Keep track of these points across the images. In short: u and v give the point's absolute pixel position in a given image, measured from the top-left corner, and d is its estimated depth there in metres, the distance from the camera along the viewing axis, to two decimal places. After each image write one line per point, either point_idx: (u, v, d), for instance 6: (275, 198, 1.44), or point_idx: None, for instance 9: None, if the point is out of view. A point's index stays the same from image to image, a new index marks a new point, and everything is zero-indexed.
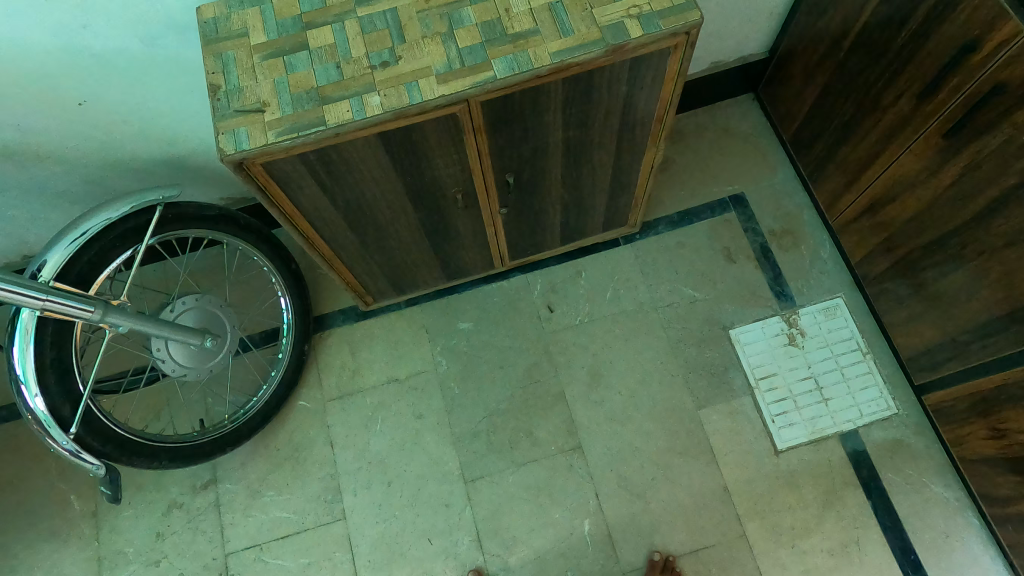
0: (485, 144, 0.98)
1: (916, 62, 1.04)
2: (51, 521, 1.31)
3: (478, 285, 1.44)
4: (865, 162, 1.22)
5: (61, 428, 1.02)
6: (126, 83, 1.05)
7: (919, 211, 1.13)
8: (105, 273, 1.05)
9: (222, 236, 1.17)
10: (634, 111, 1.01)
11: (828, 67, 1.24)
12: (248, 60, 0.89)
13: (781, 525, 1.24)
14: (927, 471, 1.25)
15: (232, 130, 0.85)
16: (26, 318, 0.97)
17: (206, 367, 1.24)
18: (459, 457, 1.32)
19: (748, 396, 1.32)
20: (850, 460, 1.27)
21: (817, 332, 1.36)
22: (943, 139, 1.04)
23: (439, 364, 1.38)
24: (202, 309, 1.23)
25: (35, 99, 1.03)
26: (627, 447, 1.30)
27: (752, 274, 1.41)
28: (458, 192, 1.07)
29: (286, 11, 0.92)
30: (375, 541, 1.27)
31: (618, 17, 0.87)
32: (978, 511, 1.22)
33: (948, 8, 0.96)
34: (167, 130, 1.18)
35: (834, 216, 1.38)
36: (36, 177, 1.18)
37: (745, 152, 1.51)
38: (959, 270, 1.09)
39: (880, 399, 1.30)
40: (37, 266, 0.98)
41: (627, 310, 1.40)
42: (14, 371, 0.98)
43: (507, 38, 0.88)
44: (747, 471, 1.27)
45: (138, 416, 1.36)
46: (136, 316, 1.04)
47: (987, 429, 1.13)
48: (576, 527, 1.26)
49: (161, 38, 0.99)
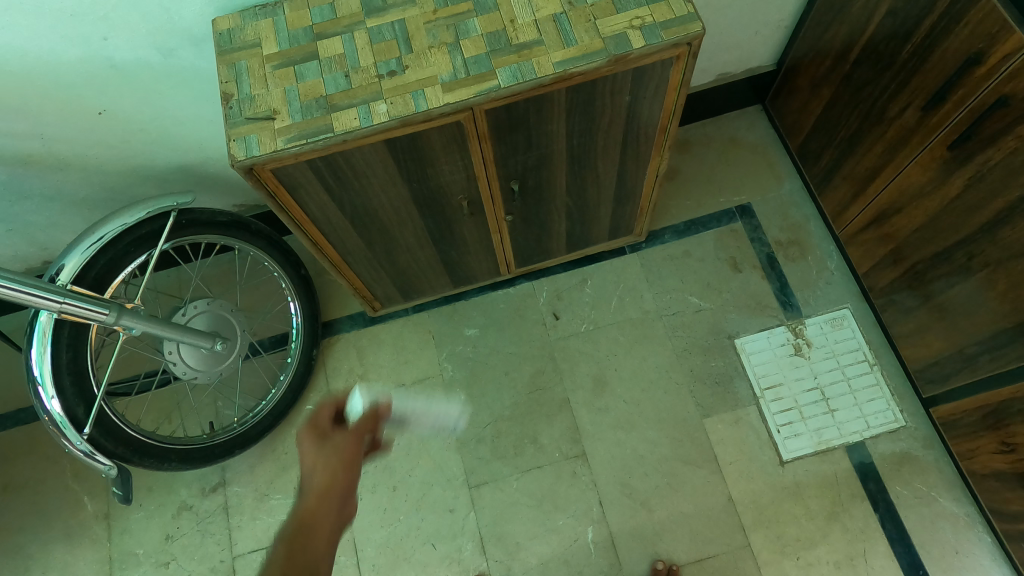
0: (490, 152, 0.99)
1: (921, 74, 1.04)
2: (65, 522, 1.33)
3: (484, 292, 1.45)
4: (872, 173, 1.22)
5: (76, 429, 1.04)
6: (145, 93, 1.08)
7: (926, 222, 1.13)
8: (120, 277, 1.08)
9: (235, 242, 1.20)
10: (638, 120, 1.02)
11: (835, 79, 1.25)
12: (260, 69, 0.92)
13: (787, 536, 1.23)
14: (936, 485, 1.24)
15: (243, 137, 0.87)
16: (45, 320, 1.00)
17: (216, 370, 1.26)
18: (464, 463, 1.32)
19: (754, 406, 1.32)
20: (856, 472, 1.26)
21: (823, 342, 1.35)
22: (949, 151, 1.04)
23: (445, 369, 1.40)
24: (213, 313, 1.25)
25: (57, 109, 1.06)
26: (631, 455, 1.30)
27: (758, 283, 1.41)
28: (464, 200, 1.09)
29: (298, 22, 0.95)
30: (380, 545, 1.28)
31: (622, 28, 0.89)
32: (990, 528, 1.20)
33: (951, 21, 0.96)
34: (183, 138, 1.21)
35: (841, 227, 1.38)
36: (57, 184, 1.22)
37: (752, 163, 1.52)
38: (966, 281, 1.08)
39: (887, 411, 1.29)
40: (55, 271, 1.01)
41: (632, 319, 1.40)
42: (31, 372, 1.01)
43: (511, 49, 0.90)
44: (752, 482, 1.27)
45: (149, 419, 1.38)
46: (149, 320, 1.06)
47: (998, 444, 1.11)
48: (579, 534, 1.26)
49: (177, 49, 1.02)
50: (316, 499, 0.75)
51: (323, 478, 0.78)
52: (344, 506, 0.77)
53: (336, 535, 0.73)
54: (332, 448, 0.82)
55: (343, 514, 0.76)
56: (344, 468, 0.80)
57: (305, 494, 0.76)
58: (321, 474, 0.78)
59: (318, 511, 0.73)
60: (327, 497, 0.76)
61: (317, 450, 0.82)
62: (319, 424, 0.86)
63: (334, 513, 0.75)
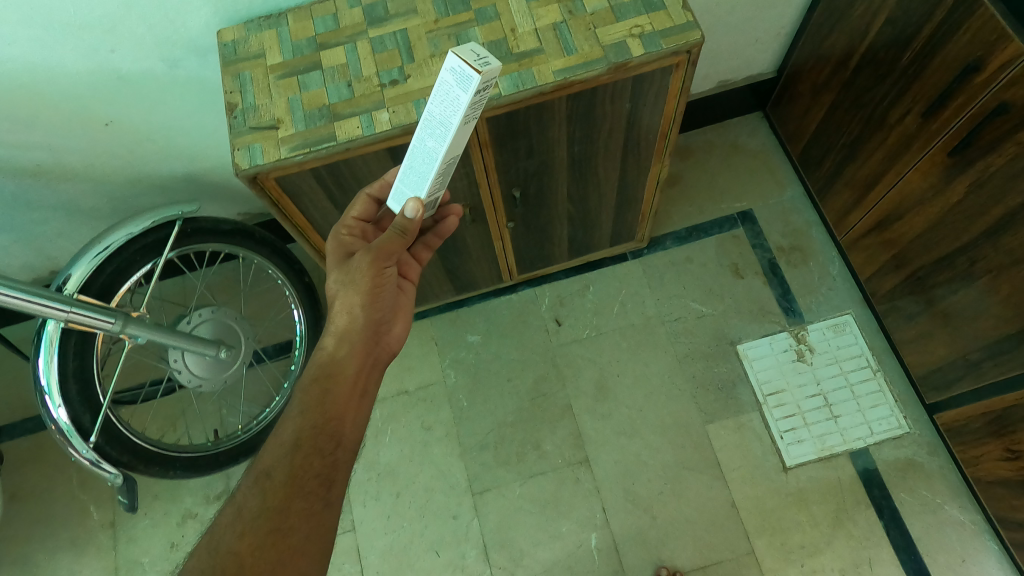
0: (491, 159, 1.00)
1: (922, 80, 1.05)
2: (71, 531, 1.34)
3: (487, 298, 1.46)
4: (873, 178, 1.23)
5: (81, 437, 1.05)
6: (151, 104, 1.10)
7: (927, 227, 1.13)
8: (126, 285, 1.09)
9: (239, 250, 1.21)
10: (638, 127, 1.03)
11: (835, 85, 1.26)
12: (264, 79, 0.93)
13: (792, 543, 1.22)
14: (941, 492, 1.23)
15: (247, 146, 0.88)
16: (51, 329, 1.01)
17: (221, 377, 1.26)
18: (467, 470, 1.32)
19: (757, 412, 1.32)
20: (860, 479, 1.26)
21: (826, 348, 1.35)
22: (950, 156, 1.04)
23: (448, 376, 1.40)
24: (219, 321, 1.26)
25: (65, 120, 1.07)
26: (635, 461, 1.30)
27: (760, 289, 1.41)
28: (466, 207, 1.09)
29: (301, 33, 0.96)
30: (384, 552, 1.28)
31: (621, 37, 0.89)
32: (995, 533, 1.20)
33: (951, 29, 0.97)
34: (188, 147, 1.22)
35: (843, 232, 1.38)
36: (64, 194, 1.23)
37: (753, 169, 1.52)
38: (969, 287, 1.08)
39: (890, 417, 1.29)
40: (62, 280, 1.02)
41: (634, 325, 1.41)
42: (39, 381, 1.02)
43: (512, 57, 0.90)
44: (756, 489, 1.26)
45: (154, 427, 1.39)
46: (155, 328, 1.07)
47: (1002, 450, 1.10)
48: (582, 540, 1.26)
49: (183, 60, 1.03)
50: (341, 348, 0.80)
51: (347, 320, 0.81)
52: (371, 347, 0.83)
53: (365, 383, 0.81)
54: (355, 272, 0.80)
55: (371, 357, 0.83)
56: (371, 305, 0.82)
57: (330, 337, 0.81)
58: (344, 316, 0.81)
59: (343, 363, 0.79)
60: (353, 350, 0.80)
61: (344, 275, 0.81)
62: (348, 237, 0.85)
63: (359, 368, 0.80)
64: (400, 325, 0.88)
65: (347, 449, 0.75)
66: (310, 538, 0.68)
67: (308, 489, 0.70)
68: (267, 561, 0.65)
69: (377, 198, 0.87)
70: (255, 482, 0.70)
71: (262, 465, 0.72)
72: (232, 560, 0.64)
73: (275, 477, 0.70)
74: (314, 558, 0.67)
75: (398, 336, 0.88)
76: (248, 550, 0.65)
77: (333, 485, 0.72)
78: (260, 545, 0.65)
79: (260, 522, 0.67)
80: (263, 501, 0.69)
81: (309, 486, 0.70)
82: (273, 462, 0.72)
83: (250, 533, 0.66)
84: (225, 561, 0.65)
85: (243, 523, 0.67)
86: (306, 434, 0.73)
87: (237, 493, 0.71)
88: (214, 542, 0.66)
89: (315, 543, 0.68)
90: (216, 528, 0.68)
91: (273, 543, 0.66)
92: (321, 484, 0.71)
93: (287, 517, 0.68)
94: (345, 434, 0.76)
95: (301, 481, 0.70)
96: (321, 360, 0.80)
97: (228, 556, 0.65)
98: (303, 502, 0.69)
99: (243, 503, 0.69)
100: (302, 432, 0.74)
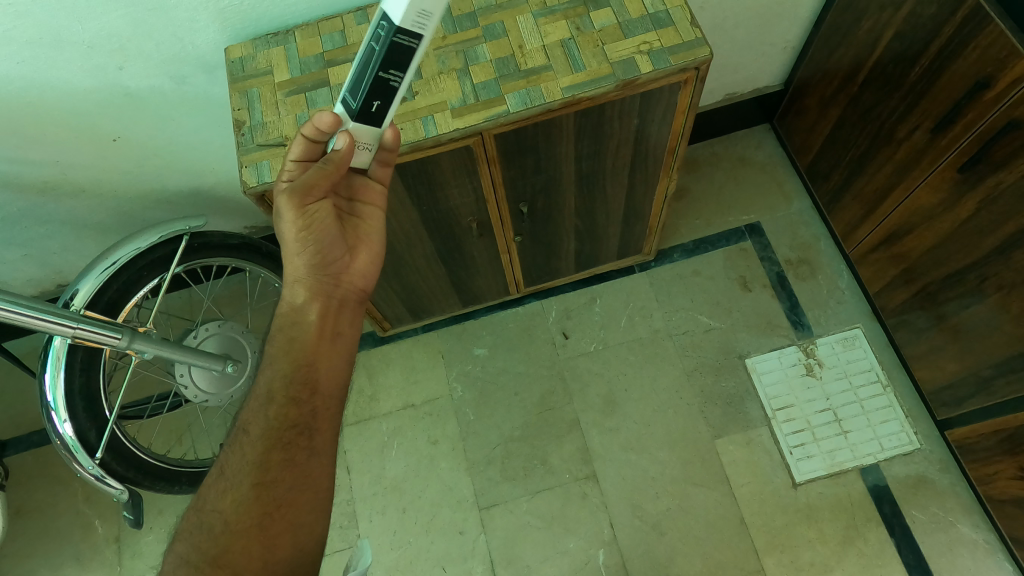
0: (499, 174, 1.00)
1: (930, 96, 1.04)
2: (75, 546, 1.33)
3: (492, 311, 1.46)
4: (881, 193, 1.22)
5: (87, 453, 1.04)
6: (160, 120, 1.10)
7: (937, 243, 1.12)
8: (133, 300, 1.09)
9: (246, 264, 1.22)
10: (646, 142, 1.02)
11: (843, 100, 1.25)
12: (271, 96, 0.93)
13: (801, 559, 1.21)
14: (953, 510, 1.22)
15: (255, 163, 0.88)
16: (58, 344, 1.00)
17: (227, 393, 1.25)
18: (474, 484, 1.32)
19: (766, 426, 1.31)
20: (871, 495, 1.24)
21: (835, 363, 1.34)
22: (959, 173, 1.03)
23: (455, 390, 1.40)
24: (224, 335, 1.25)
25: (73, 137, 1.07)
26: (642, 476, 1.29)
27: (769, 302, 1.40)
28: (472, 221, 1.09)
29: (309, 50, 0.96)
30: (389, 568, 1.27)
31: (630, 53, 0.89)
32: (1009, 554, 1.18)
33: (959, 45, 0.96)
34: (194, 162, 1.22)
35: (852, 246, 1.37)
36: (72, 209, 1.23)
37: (761, 182, 1.52)
38: (980, 303, 1.07)
39: (901, 433, 1.28)
40: (69, 295, 1.02)
41: (642, 339, 1.40)
42: (45, 397, 1.01)
43: (520, 74, 0.90)
44: (764, 505, 1.25)
45: (160, 441, 1.39)
46: (161, 343, 1.06)
47: (1015, 469, 1.09)
48: (590, 557, 1.25)
49: (191, 77, 1.03)
50: (298, 293, 0.79)
51: (293, 269, 0.78)
52: (332, 290, 0.80)
53: (332, 324, 0.79)
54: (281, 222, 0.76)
55: (333, 301, 0.80)
56: (311, 250, 0.77)
57: (287, 286, 0.80)
58: (289, 264, 0.79)
59: (302, 310, 0.78)
60: (311, 296, 0.79)
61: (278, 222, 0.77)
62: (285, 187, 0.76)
63: (320, 313, 0.79)
64: (362, 260, 0.82)
65: (326, 396, 0.76)
66: (297, 486, 0.71)
67: (287, 440, 0.72)
68: (252, 513, 0.69)
69: (315, 137, 0.74)
70: (236, 440, 0.75)
71: (241, 423, 0.75)
72: (217, 519, 0.69)
73: (251, 434, 0.73)
74: (305, 506, 0.71)
75: (365, 271, 0.82)
76: (231, 506, 0.69)
77: (315, 434, 0.74)
78: (243, 499, 0.70)
79: (243, 477, 0.71)
80: (243, 457, 0.72)
81: (288, 438, 0.73)
82: (249, 418, 0.75)
83: (232, 489, 0.70)
84: (214, 519, 0.70)
85: (226, 480, 0.71)
86: (277, 387, 0.75)
87: (223, 451, 0.76)
88: (202, 502, 0.72)
89: (302, 492, 0.71)
90: (204, 489, 0.74)
91: (256, 494, 0.70)
92: (300, 434, 0.73)
93: (268, 470, 0.71)
94: (320, 382, 0.77)
95: (278, 434, 0.73)
96: (284, 309, 0.79)
97: (216, 515, 0.70)
98: (283, 454, 0.72)
99: (226, 461, 0.74)
100: (275, 386, 0.75)
